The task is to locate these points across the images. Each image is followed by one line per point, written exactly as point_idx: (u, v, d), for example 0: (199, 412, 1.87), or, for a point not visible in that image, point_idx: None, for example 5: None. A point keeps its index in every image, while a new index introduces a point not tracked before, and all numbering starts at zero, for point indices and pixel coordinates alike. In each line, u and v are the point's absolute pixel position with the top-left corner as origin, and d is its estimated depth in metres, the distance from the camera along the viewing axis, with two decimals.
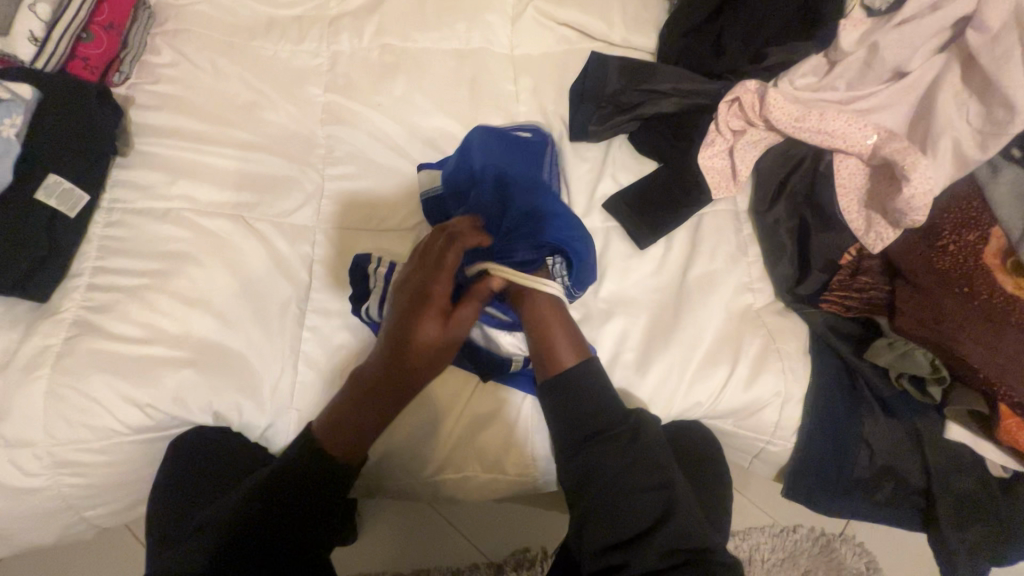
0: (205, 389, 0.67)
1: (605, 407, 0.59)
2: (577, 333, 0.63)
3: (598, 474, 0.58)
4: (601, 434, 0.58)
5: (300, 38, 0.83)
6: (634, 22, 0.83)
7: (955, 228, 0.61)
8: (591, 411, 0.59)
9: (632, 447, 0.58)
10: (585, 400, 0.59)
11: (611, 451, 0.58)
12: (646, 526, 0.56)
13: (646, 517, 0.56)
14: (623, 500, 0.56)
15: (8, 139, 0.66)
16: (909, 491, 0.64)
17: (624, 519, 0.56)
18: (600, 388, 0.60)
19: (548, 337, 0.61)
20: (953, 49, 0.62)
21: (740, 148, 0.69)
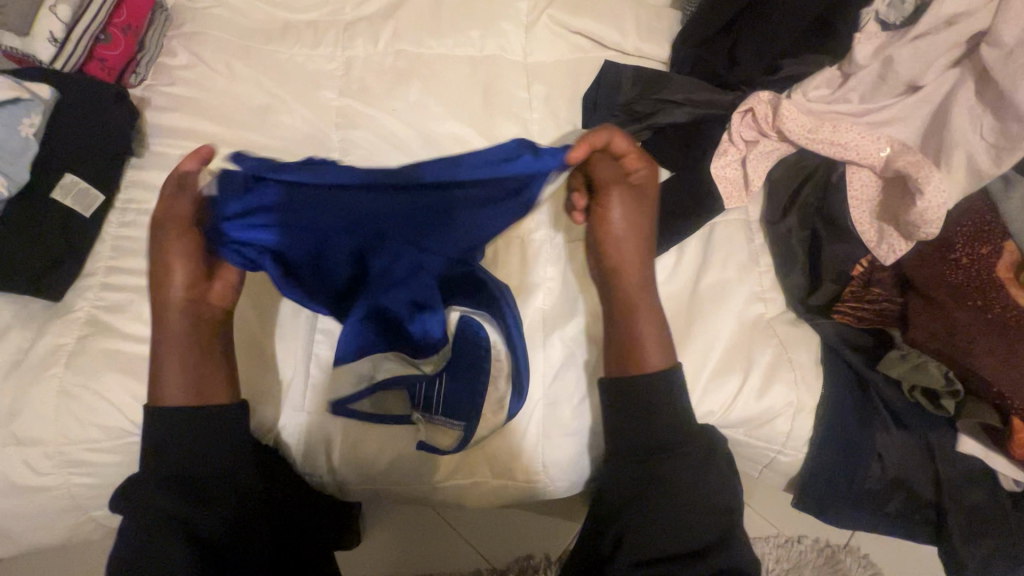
0: None
1: (676, 426, 0.59)
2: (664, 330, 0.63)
3: (654, 494, 0.58)
4: (670, 455, 0.59)
5: (314, 42, 0.84)
6: (646, 32, 0.84)
7: (967, 241, 0.61)
8: (660, 430, 0.59)
9: (702, 470, 0.59)
10: (657, 417, 0.59)
11: (680, 473, 0.58)
12: (695, 546, 0.57)
13: (697, 536, 0.57)
14: (681, 520, 0.57)
15: (26, 139, 0.67)
16: (921, 504, 0.64)
17: (674, 535, 0.57)
18: (676, 405, 0.60)
19: (633, 320, 0.63)
20: (967, 63, 0.62)
21: (752, 159, 0.69)
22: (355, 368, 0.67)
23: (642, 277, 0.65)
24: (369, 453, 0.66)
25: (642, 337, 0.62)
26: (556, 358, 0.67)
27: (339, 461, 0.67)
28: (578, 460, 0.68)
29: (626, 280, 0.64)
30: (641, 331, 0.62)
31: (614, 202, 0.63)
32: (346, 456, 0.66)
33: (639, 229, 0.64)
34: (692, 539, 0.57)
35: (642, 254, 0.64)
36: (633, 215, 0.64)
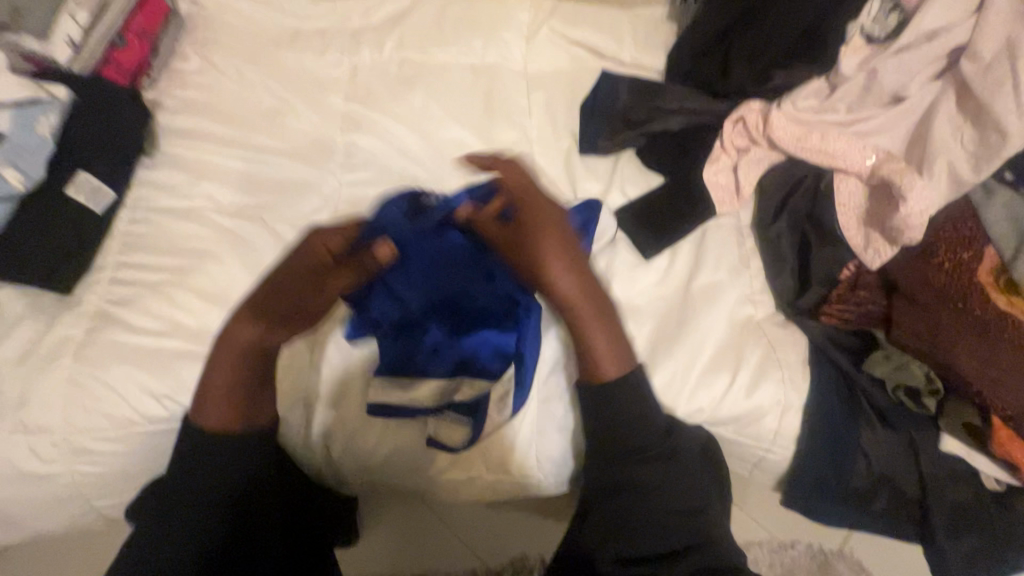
0: None
1: (648, 425, 0.59)
2: (624, 343, 0.62)
3: (626, 494, 0.59)
4: (641, 457, 0.59)
5: (322, 49, 0.86)
6: (643, 43, 0.87)
7: (950, 246, 0.63)
8: (636, 432, 0.59)
9: (677, 475, 0.59)
10: (609, 412, 0.59)
11: (654, 476, 0.58)
12: (671, 547, 0.57)
13: (671, 540, 0.58)
14: (654, 524, 0.58)
15: (43, 137, 0.70)
16: (906, 502, 0.65)
17: (649, 533, 0.58)
18: (642, 401, 0.59)
19: (583, 338, 0.61)
20: (949, 76, 0.65)
21: (743, 165, 0.72)
22: (359, 367, 0.69)
23: (583, 280, 0.61)
24: (367, 447, 0.68)
25: (595, 350, 0.60)
26: (552, 357, 0.69)
27: (338, 454, 0.68)
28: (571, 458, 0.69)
29: (553, 292, 0.61)
30: (591, 330, 0.61)
31: (552, 246, 0.61)
32: (345, 448, 0.68)
33: (585, 272, 0.62)
34: (668, 540, 0.58)
35: (584, 279, 0.61)
36: (570, 251, 0.62)
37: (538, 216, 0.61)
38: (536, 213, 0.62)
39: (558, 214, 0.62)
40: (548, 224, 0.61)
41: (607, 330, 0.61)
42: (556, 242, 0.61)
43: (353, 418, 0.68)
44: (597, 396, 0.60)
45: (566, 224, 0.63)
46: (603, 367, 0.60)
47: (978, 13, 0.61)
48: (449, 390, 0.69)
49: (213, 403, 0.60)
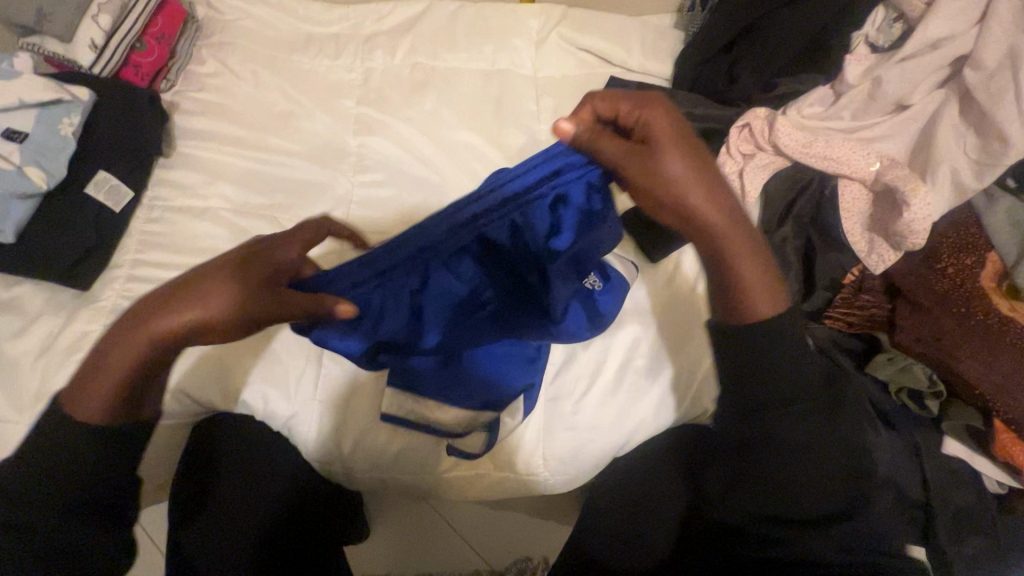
0: (248, 375, 0.69)
1: (791, 378, 0.52)
2: (772, 275, 0.52)
3: (785, 460, 0.53)
4: (798, 408, 0.53)
5: (336, 54, 0.88)
6: (651, 50, 0.88)
7: (953, 252, 0.64)
8: (766, 378, 0.52)
9: (820, 430, 0.53)
10: (765, 358, 0.52)
11: (783, 430, 0.53)
12: (834, 509, 0.54)
13: (839, 506, 0.53)
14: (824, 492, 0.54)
15: (65, 137, 0.72)
16: (911, 505, 0.61)
17: (791, 503, 0.55)
18: (772, 351, 0.52)
19: (728, 259, 0.51)
20: (952, 84, 0.66)
21: (749, 171, 0.72)
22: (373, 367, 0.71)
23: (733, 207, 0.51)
24: (375, 444, 0.69)
25: (750, 285, 0.51)
26: (560, 355, 0.71)
27: (347, 450, 0.70)
28: (576, 460, 0.69)
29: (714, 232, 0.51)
30: (737, 247, 0.51)
31: (671, 158, 0.49)
32: (354, 445, 0.69)
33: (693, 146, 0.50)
34: (831, 503, 0.54)
35: (731, 210, 0.51)
36: (719, 194, 0.50)
37: (653, 117, 0.49)
38: (660, 120, 0.49)
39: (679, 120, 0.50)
40: (672, 143, 0.49)
41: (760, 258, 0.52)
42: (681, 142, 0.49)
43: (363, 416, 0.69)
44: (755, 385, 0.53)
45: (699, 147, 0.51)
46: (760, 299, 0.51)
47: (980, 23, 0.63)
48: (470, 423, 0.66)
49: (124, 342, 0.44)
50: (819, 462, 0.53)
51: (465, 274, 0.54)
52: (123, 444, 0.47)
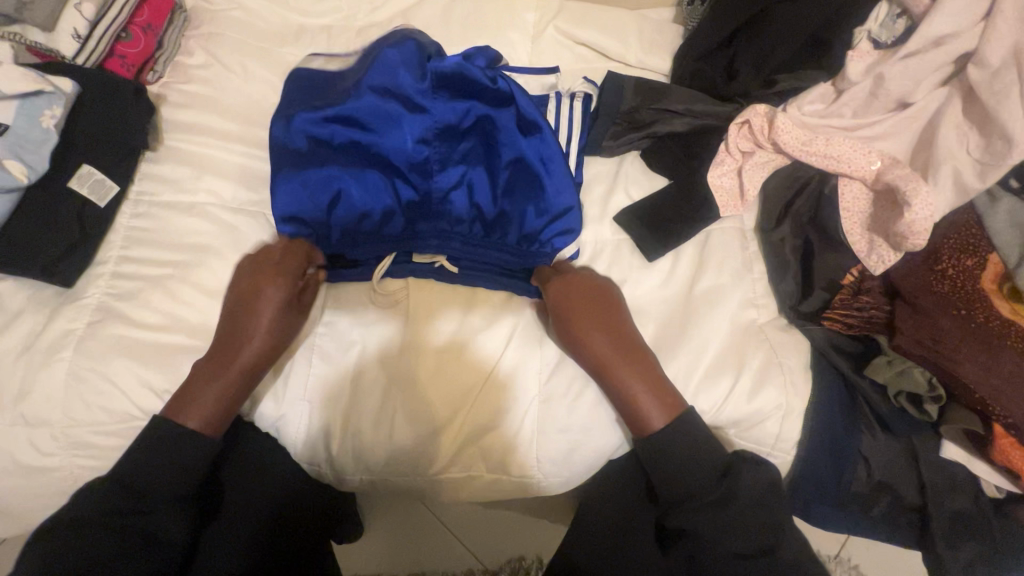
0: None
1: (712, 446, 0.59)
2: (668, 392, 0.62)
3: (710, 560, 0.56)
4: (695, 504, 0.57)
5: (327, 46, 0.86)
6: (648, 45, 0.87)
7: (954, 252, 0.63)
8: (691, 465, 0.58)
9: (756, 509, 0.57)
10: (687, 452, 0.58)
11: (700, 523, 0.56)
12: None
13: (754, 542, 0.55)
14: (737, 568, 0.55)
15: (47, 129, 0.69)
16: (905, 507, 0.65)
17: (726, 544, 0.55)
18: (690, 432, 0.59)
19: (637, 397, 0.61)
20: (955, 82, 0.65)
21: (748, 169, 0.72)
22: (364, 370, 0.69)
23: (622, 339, 0.64)
24: (367, 444, 0.68)
25: (639, 398, 0.61)
26: (555, 356, 0.69)
27: (339, 451, 0.68)
28: (573, 457, 0.68)
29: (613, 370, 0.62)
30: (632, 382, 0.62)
31: (589, 329, 0.64)
32: (347, 446, 0.68)
33: (621, 332, 0.65)
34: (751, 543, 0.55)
35: (615, 342, 0.63)
36: (619, 339, 0.64)
37: (584, 289, 0.66)
38: (581, 294, 0.66)
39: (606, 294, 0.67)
40: (592, 323, 0.64)
41: (658, 399, 0.61)
42: (593, 318, 0.64)
43: (357, 416, 0.68)
44: (649, 449, 0.60)
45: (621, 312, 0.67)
46: (651, 416, 0.60)
47: (986, 20, 0.61)
48: (478, 431, 0.68)
49: (241, 272, 0.67)
50: (739, 533, 0.55)
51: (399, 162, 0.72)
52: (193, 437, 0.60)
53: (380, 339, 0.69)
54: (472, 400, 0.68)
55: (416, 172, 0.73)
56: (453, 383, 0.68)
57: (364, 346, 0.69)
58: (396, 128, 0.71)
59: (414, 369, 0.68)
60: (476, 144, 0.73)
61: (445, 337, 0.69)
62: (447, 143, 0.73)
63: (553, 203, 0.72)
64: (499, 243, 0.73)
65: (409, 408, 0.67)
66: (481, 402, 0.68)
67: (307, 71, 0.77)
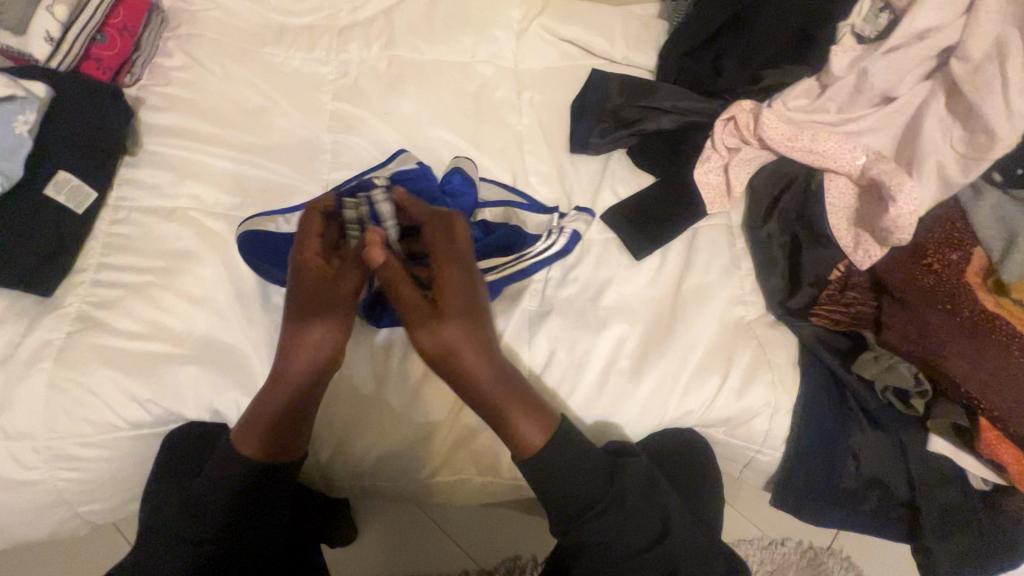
0: (207, 385, 0.67)
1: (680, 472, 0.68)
2: (543, 409, 0.57)
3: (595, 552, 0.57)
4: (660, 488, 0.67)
5: (309, 46, 0.85)
6: (634, 42, 0.86)
7: (938, 246, 0.63)
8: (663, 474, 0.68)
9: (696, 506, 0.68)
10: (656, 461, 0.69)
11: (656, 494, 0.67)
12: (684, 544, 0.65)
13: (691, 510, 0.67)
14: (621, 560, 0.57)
15: (19, 135, 0.68)
16: (894, 502, 0.66)
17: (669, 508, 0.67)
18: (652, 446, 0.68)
19: (509, 426, 0.56)
20: (938, 76, 0.65)
21: (734, 165, 0.72)
22: (342, 378, 0.66)
23: (497, 371, 0.54)
24: (355, 452, 0.67)
25: (514, 428, 0.56)
26: (540, 358, 0.67)
27: (328, 458, 0.68)
28: None
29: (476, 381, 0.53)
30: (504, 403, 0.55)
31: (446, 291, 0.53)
32: (335, 453, 0.67)
33: (480, 331, 0.53)
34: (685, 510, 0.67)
35: (462, 291, 0.53)
36: (467, 287, 0.53)
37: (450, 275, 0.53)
38: (450, 296, 0.52)
39: (475, 293, 0.54)
40: (455, 315, 0.52)
41: (530, 413, 0.56)
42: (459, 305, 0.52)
43: (342, 425, 0.66)
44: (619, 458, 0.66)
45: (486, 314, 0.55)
46: (526, 432, 0.56)
47: (968, 13, 0.61)
48: (469, 435, 0.68)
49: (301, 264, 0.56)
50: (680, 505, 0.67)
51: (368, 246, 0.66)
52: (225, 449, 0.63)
53: (362, 342, 0.68)
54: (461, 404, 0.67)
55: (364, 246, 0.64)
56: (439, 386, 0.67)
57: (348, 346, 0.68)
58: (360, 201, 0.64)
59: (403, 372, 0.67)
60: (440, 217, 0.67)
61: None
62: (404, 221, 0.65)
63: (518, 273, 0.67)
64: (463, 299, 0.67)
65: (396, 412, 0.66)
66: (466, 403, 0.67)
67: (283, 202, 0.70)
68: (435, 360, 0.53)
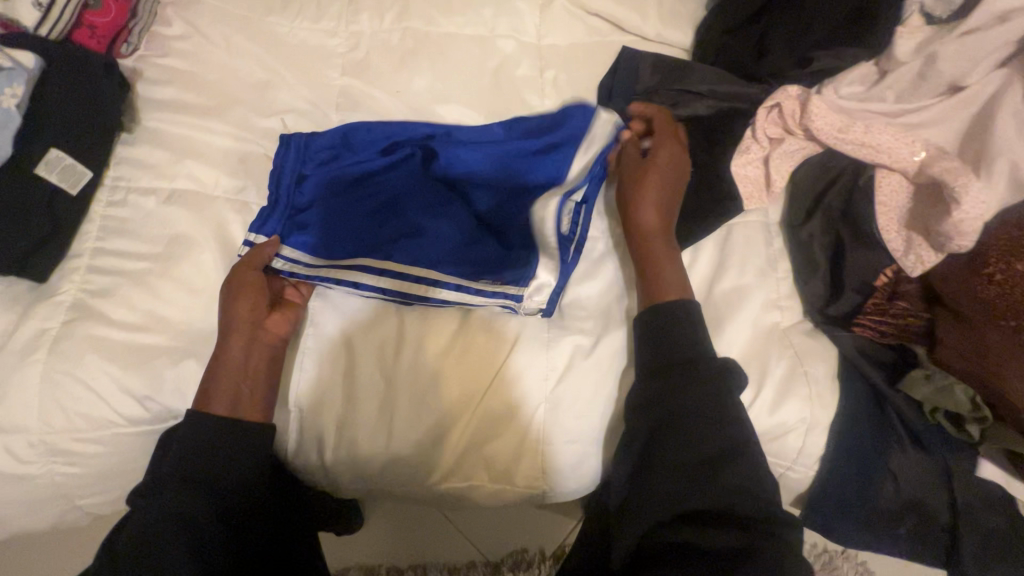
0: None
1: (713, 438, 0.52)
2: (683, 276, 0.61)
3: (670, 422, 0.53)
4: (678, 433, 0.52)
5: (317, 15, 0.79)
6: (669, 15, 0.79)
7: (1004, 255, 0.56)
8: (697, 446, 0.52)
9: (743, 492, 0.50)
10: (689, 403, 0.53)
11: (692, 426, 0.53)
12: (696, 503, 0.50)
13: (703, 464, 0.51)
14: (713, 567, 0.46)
15: (9, 109, 0.64)
16: (934, 527, 0.61)
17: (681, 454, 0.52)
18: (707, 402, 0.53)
19: (658, 268, 0.60)
20: (1015, 64, 0.58)
21: (776, 158, 0.66)
22: (354, 373, 0.64)
23: (674, 253, 0.62)
24: (362, 455, 0.64)
25: (660, 272, 0.60)
26: (562, 361, 0.64)
27: (333, 460, 0.65)
28: (579, 464, 0.65)
29: (638, 214, 0.62)
30: (659, 256, 0.61)
31: (647, 190, 0.63)
32: (341, 456, 0.64)
33: (669, 188, 0.64)
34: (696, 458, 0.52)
35: (664, 211, 0.62)
36: (664, 196, 0.63)
37: (652, 174, 0.63)
38: (659, 185, 0.63)
39: (677, 172, 0.65)
40: (646, 173, 0.64)
41: (672, 265, 0.61)
42: (658, 180, 0.63)
43: (348, 423, 0.64)
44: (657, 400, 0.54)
45: (674, 246, 0.63)
46: (668, 286, 0.59)
47: None
48: (479, 440, 0.64)
49: (243, 283, 0.63)
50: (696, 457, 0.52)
51: (415, 205, 0.68)
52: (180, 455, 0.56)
53: (375, 336, 0.65)
54: (473, 406, 0.63)
55: (426, 201, 0.68)
56: (451, 383, 0.63)
57: (352, 331, 0.65)
58: (390, 179, 0.70)
59: (412, 368, 0.63)
60: (455, 208, 0.68)
61: (450, 335, 0.65)
62: (436, 207, 0.68)
63: (450, 264, 0.65)
64: (443, 245, 0.66)
65: (402, 407, 0.63)
66: (475, 399, 0.63)
67: (369, 132, 0.70)
68: (662, 209, 0.63)
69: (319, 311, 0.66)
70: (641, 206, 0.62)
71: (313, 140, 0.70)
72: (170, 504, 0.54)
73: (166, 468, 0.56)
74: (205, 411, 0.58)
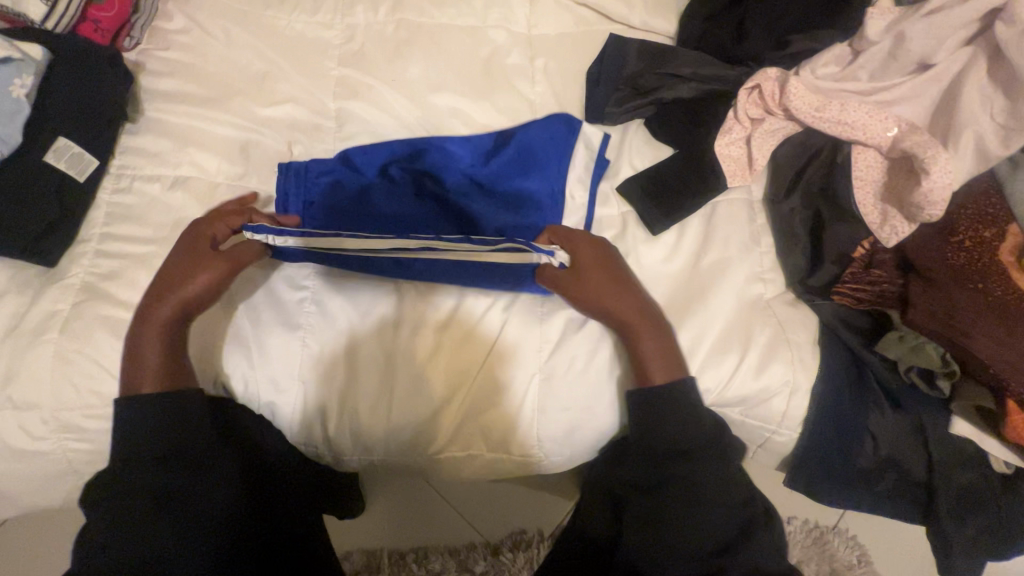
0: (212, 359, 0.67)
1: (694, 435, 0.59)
2: (670, 346, 0.62)
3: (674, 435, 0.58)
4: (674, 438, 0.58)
5: (314, 9, 0.82)
6: (653, 4, 0.82)
7: (970, 223, 0.60)
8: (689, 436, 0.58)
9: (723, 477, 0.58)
10: (670, 418, 0.59)
11: (683, 438, 0.58)
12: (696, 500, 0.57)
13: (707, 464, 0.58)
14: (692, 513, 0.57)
15: (17, 99, 0.65)
16: (910, 484, 0.65)
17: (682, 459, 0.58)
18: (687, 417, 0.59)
19: (643, 357, 0.61)
20: (980, 41, 0.61)
21: (757, 137, 0.69)
22: (353, 348, 0.67)
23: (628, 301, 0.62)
24: (364, 427, 0.66)
25: (648, 358, 0.61)
26: (554, 335, 0.67)
27: (336, 432, 0.67)
28: (570, 434, 0.67)
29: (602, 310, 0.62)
30: (643, 346, 0.61)
31: (609, 291, 0.62)
32: (344, 428, 0.67)
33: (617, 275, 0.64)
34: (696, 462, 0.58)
35: (634, 307, 0.62)
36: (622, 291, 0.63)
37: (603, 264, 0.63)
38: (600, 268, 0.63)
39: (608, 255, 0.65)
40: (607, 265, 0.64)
41: (655, 338, 0.62)
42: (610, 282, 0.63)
43: (353, 398, 0.66)
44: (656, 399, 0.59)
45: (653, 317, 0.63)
46: (654, 371, 0.61)
47: None
48: (473, 412, 0.66)
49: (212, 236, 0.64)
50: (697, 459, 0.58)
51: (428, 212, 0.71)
52: (172, 416, 0.58)
53: (373, 313, 0.67)
54: (472, 378, 0.66)
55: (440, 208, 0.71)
56: (448, 357, 0.66)
57: (351, 310, 0.67)
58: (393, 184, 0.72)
59: (410, 346, 0.66)
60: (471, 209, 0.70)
61: (446, 316, 0.67)
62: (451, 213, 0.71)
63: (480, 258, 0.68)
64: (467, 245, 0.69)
65: (403, 380, 0.66)
66: (471, 372, 0.66)
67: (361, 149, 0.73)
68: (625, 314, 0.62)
69: (324, 289, 0.68)
70: (592, 293, 0.62)
71: (309, 167, 0.71)
72: (175, 473, 0.57)
73: (156, 471, 0.56)
74: (134, 394, 0.59)
